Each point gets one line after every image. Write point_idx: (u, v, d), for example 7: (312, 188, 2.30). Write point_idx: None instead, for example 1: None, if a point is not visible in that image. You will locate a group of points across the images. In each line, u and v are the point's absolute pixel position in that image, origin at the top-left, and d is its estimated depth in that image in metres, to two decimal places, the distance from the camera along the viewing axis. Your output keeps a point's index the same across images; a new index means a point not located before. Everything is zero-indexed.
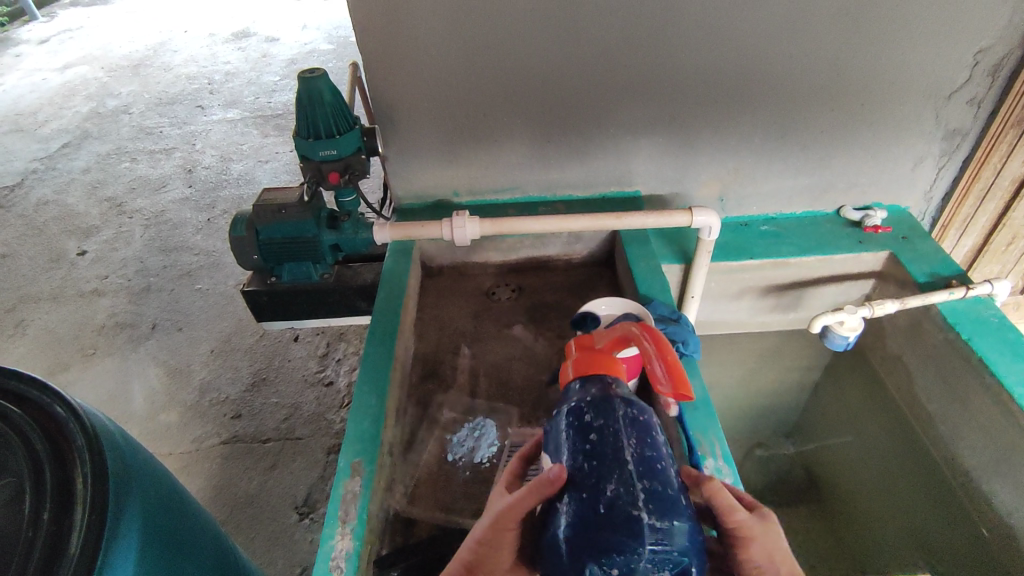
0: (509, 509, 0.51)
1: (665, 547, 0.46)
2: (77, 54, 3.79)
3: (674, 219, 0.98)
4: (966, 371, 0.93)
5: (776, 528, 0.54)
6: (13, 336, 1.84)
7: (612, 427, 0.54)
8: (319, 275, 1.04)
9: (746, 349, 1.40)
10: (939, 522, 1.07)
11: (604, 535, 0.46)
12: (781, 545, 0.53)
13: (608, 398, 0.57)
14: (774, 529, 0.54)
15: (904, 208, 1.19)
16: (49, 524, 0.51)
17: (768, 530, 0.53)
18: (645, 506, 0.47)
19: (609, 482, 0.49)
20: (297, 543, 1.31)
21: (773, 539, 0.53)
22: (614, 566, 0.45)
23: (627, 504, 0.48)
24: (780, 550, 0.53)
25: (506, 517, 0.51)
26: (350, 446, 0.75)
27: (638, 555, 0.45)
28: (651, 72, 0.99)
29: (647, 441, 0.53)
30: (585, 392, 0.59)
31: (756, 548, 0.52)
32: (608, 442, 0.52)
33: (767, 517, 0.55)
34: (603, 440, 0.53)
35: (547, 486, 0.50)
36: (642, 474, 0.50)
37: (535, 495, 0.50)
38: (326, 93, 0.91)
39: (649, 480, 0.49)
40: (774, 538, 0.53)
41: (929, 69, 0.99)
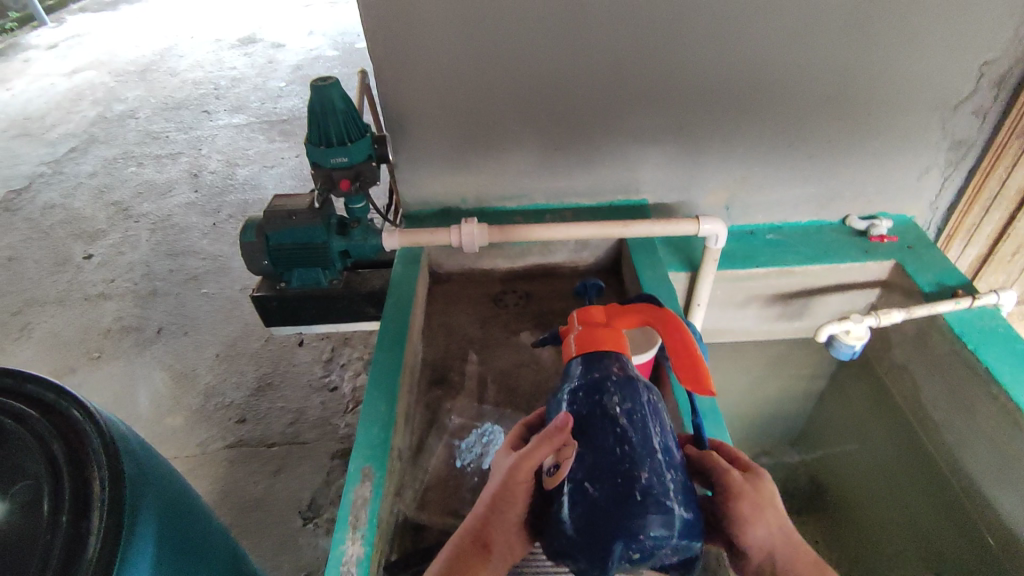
0: (520, 459, 0.53)
1: (685, 533, 0.53)
2: (85, 59, 3.82)
3: (681, 227, 0.99)
4: (973, 381, 0.94)
5: (768, 483, 0.56)
6: (20, 339, 1.85)
7: (639, 413, 0.57)
8: (328, 280, 1.05)
9: (751, 357, 1.40)
10: (945, 531, 1.08)
11: (639, 519, 0.51)
12: (773, 498, 0.55)
13: (632, 379, 0.60)
14: (766, 483, 0.56)
15: (909, 218, 1.20)
16: (68, 527, 0.52)
17: (757, 483, 0.56)
18: (674, 495, 0.53)
19: (643, 470, 0.54)
20: (303, 547, 1.31)
21: (763, 492, 0.55)
22: (641, 545, 0.51)
23: (659, 491, 0.53)
24: (771, 501, 0.55)
25: (519, 469, 0.53)
26: (361, 452, 0.76)
27: (666, 539, 0.51)
28: (659, 81, 1.00)
29: (666, 430, 0.58)
30: (604, 367, 0.61)
31: (747, 502, 0.54)
32: (638, 429, 0.56)
33: (759, 473, 0.57)
34: (634, 426, 0.56)
35: (557, 433, 0.53)
36: (670, 465, 0.55)
37: (548, 445, 0.53)
38: (338, 101, 0.92)
39: (673, 470, 0.55)
40: (764, 491, 0.55)
41: (935, 80, 1.00)
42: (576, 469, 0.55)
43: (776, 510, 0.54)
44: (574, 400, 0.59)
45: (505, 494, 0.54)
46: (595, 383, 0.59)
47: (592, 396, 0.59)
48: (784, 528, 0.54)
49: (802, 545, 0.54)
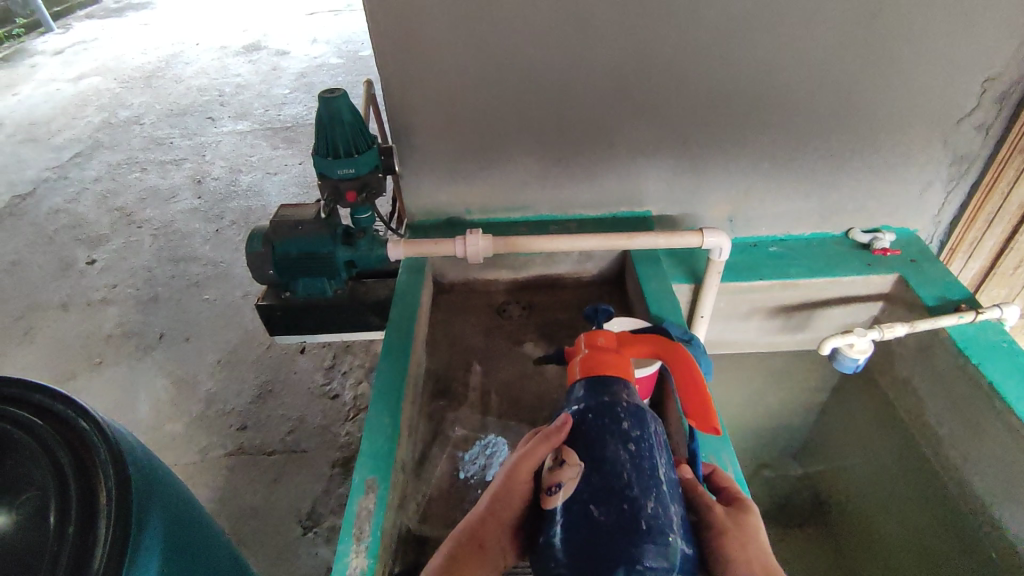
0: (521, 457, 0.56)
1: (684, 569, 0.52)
2: (90, 65, 3.84)
3: (685, 240, 0.99)
4: (977, 396, 0.94)
5: (756, 520, 0.57)
6: (22, 344, 1.85)
7: (647, 441, 0.57)
8: (333, 290, 1.05)
9: (753, 368, 1.40)
10: (949, 546, 1.07)
11: (644, 548, 0.50)
12: (761, 535, 0.56)
13: (641, 408, 0.60)
14: (753, 518, 0.57)
15: (912, 231, 1.20)
16: (75, 537, 0.52)
17: (744, 518, 0.57)
18: (676, 528, 0.53)
19: (648, 499, 0.53)
20: (302, 557, 1.30)
21: (750, 526, 0.56)
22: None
23: (663, 521, 0.52)
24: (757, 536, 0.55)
25: (518, 465, 0.56)
26: (365, 463, 0.76)
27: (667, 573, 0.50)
28: (664, 94, 1.01)
29: (669, 462, 0.58)
30: (613, 393, 0.61)
31: (731, 536, 0.55)
32: (646, 456, 0.56)
33: (746, 509, 0.58)
34: (641, 453, 0.56)
35: (557, 432, 0.57)
36: (672, 497, 0.55)
37: (545, 443, 0.56)
38: (346, 113, 0.92)
39: (675, 503, 0.55)
40: (751, 526, 0.56)
41: (937, 96, 1.01)
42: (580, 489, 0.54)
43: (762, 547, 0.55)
44: (582, 420, 0.59)
45: (503, 490, 0.56)
46: (605, 405, 0.59)
47: (602, 418, 0.58)
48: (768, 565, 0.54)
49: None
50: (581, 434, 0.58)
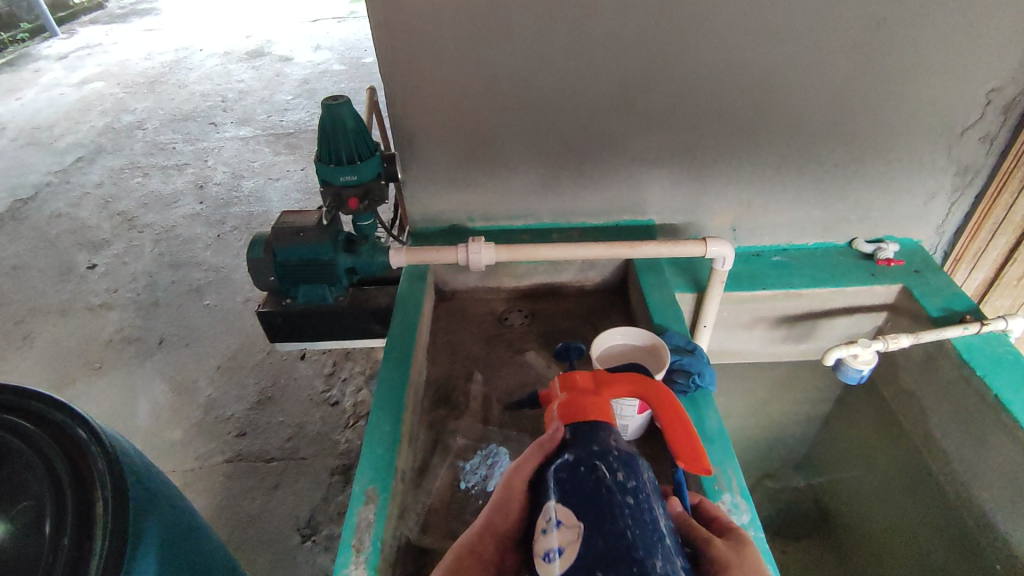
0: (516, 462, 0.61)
1: None
2: (94, 70, 3.86)
3: (688, 249, 0.99)
4: (983, 408, 0.93)
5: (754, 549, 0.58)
6: (21, 348, 1.84)
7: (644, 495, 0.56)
8: (334, 297, 1.05)
9: (756, 378, 1.39)
10: (956, 559, 1.06)
11: None
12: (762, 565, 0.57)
13: (632, 456, 0.59)
14: (751, 548, 0.58)
15: (916, 242, 1.20)
16: (70, 549, 0.51)
17: (744, 549, 0.58)
18: None
19: (655, 558, 0.50)
20: (300, 565, 1.29)
21: (751, 556, 0.57)
22: None
23: None
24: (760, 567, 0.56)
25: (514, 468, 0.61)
26: (365, 473, 0.75)
27: None
28: (667, 104, 1.01)
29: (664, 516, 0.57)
30: (602, 442, 0.60)
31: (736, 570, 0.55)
32: (645, 509, 0.54)
33: (743, 539, 0.59)
34: (640, 505, 0.54)
35: (546, 438, 0.62)
36: (673, 552, 0.53)
37: (536, 448, 0.62)
38: (349, 120, 0.92)
39: (678, 559, 0.53)
40: (751, 556, 0.57)
41: (941, 107, 1.00)
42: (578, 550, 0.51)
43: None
44: (572, 475, 0.57)
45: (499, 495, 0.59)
46: (595, 457, 0.58)
47: (595, 471, 0.56)
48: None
49: None
50: (573, 490, 0.55)
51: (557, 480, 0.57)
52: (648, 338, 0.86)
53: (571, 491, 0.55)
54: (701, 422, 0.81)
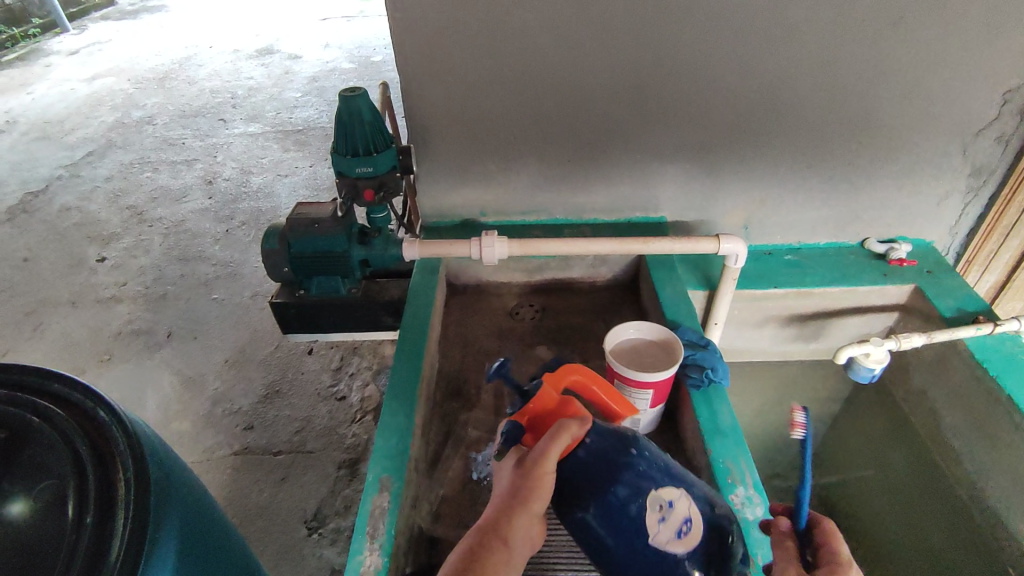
0: (541, 447, 0.56)
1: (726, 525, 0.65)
2: (105, 65, 3.88)
3: (701, 246, 0.98)
4: (994, 407, 0.93)
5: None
6: (31, 339, 1.86)
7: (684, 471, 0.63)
8: (347, 289, 1.05)
9: (765, 378, 1.40)
10: (966, 559, 1.06)
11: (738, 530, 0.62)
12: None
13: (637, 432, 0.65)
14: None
15: (928, 242, 1.20)
16: (92, 528, 0.51)
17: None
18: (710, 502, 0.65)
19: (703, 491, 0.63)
20: (306, 557, 1.29)
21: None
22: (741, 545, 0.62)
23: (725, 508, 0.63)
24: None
25: (542, 454, 0.56)
26: (379, 462, 0.75)
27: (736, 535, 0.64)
28: (683, 101, 1.01)
29: None
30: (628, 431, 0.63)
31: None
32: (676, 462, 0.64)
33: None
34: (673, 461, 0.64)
35: (575, 427, 0.58)
36: None
37: (566, 434, 0.57)
38: (366, 113, 0.93)
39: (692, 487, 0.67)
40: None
41: (957, 107, 1.00)
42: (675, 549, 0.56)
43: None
44: (638, 500, 0.57)
45: (527, 486, 0.55)
46: (642, 467, 0.59)
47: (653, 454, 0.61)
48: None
49: None
50: (643, 513, 0.57)
51: (623, 515, 0.57)
52: (659, 332, 0.86)
53: (643, 516, 0.57)
54: (714, 417, 0.81)
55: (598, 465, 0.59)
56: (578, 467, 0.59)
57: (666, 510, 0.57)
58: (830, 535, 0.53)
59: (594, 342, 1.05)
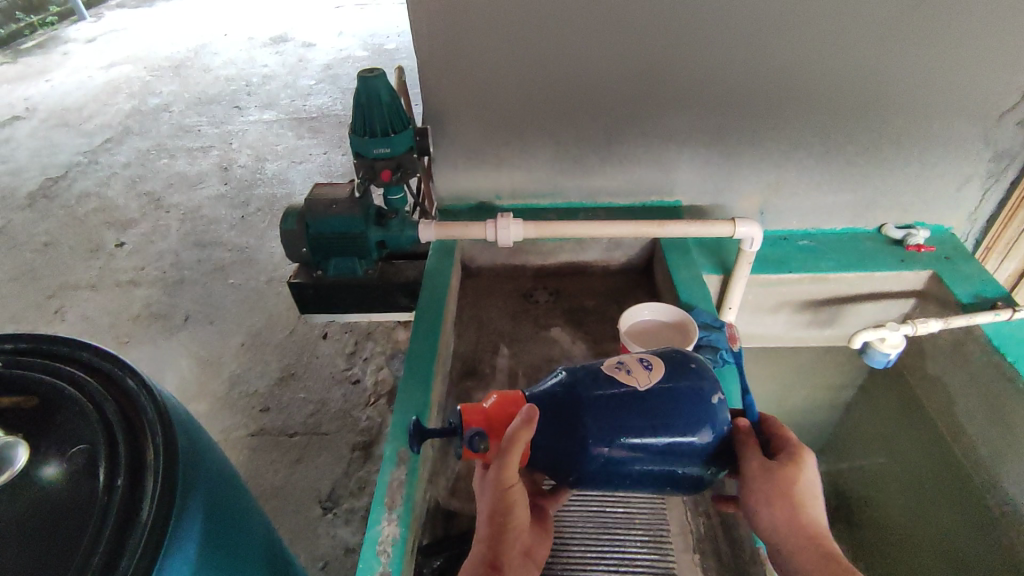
0: (499, 464, 0.53)
1: None
2: (121, 53, 3.91)
3: (717, 229, 0.98)
4: (1010, 392, 0.93)
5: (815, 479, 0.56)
6: (53, 321, 1.90)
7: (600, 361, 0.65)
8: (364, 270, 1.06)
9: (777, 363, 1.40)
10: (978, 546, 1.06)
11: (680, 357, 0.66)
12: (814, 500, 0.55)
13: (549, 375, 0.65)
14: (798, 481, 0.55)
15: (947, 229, 1.18)
16: (123, 491, 0.53)
17: (779, 477, 0.54)
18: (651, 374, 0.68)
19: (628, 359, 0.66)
20: (321, 536, 1.32)
21: (794, 494, 0.54)
22: None
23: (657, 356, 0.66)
24: (807, 501, 0.55)
25: (502, 471, 0.53)
26: (396, 436, 0.77)
27: None
28: (700, 83, 1.00)
29: None
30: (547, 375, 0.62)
31: (772, 502, 0.55)
32: None
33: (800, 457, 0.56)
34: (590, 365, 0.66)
35: (525, 428, 0.52)
36: None
37: (519, 440, 0.52)
38: (384, 94, 0.94)
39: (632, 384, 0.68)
40: (795, 490, 0.55)
41: (980, 89, 0.99)
42: (668, 396, 0.58)
43: (805, 510, 0.54)
44: (608, 385, 0.58)
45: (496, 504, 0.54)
46: (590, 380, 0.59)
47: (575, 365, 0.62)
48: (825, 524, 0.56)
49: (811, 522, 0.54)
50: (628, 401, 0.58)
51: (619, 424, 0.57)
52: (675, 314, 0.87)
53: (629, 405, 0.58)
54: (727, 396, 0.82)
55: (566, 418, 0.57)
56: (553, 434, 0.57)
57: (623, 366, 0.60)
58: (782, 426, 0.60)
59: (608, 325, 1.05)
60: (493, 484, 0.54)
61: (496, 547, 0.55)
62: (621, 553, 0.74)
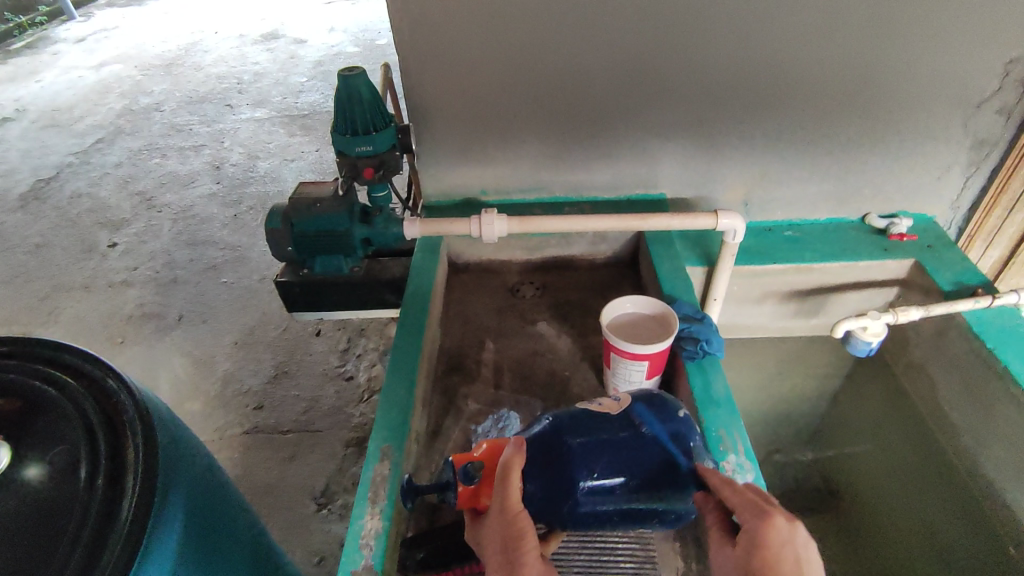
0: (500, 490, 0.58)
1: None
2: (111, 53, 3.89)
3: (699, 221, 0.99)
4: (989, 378, 0.94)
5: (787, 557, 0.51)
6: (46, 323, 1.90)
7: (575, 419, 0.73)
8: (350, 268, 1.06)
9: (765, 354, 1.41)
10: (962, 530, 1.07)
11: None
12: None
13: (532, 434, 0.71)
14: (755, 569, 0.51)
15: (930, 217, 1.19)
16: (104, 490, 0.54)
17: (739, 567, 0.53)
18: None
19: None
20: (315, 532, 1.33)
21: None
22: None
23: None
24: None
25: (507, 496, 0.57)
26: (381, 432, 0.77)
27: None
28: (682, 75, 1.01)
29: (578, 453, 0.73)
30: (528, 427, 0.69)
31: None
32: None
33: (761, 534, 0.52)
34: None
35: (518, 454, 0.60)
36: None
37: (515, 466, 0.59)
38: (364, 91, 0.94)
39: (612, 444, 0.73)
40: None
41: (959, 78, 1.00)
42: (648, 444, 0.62)
43: None
44: (583, 415, 0.65)
45: (509, 531, 0.56)
46: (566, 415, 0.65)
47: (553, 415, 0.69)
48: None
49: None
50: (613, 448, 0.62)
51: (601, 446, 0.62)
52: (656, 306, 0.87)
53: (614, 452, 0.62)
54: (708, 387, 0.83)
55: (552, 446, 0.62)
56: (543, 476, 0.62)
57: (595, 402, 0.67)
58: (737, 496, 0.56)
59: (593, 318, 1.06)
60: (501, 513, 0.57)
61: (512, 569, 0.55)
62: (603, 542, 0.73)
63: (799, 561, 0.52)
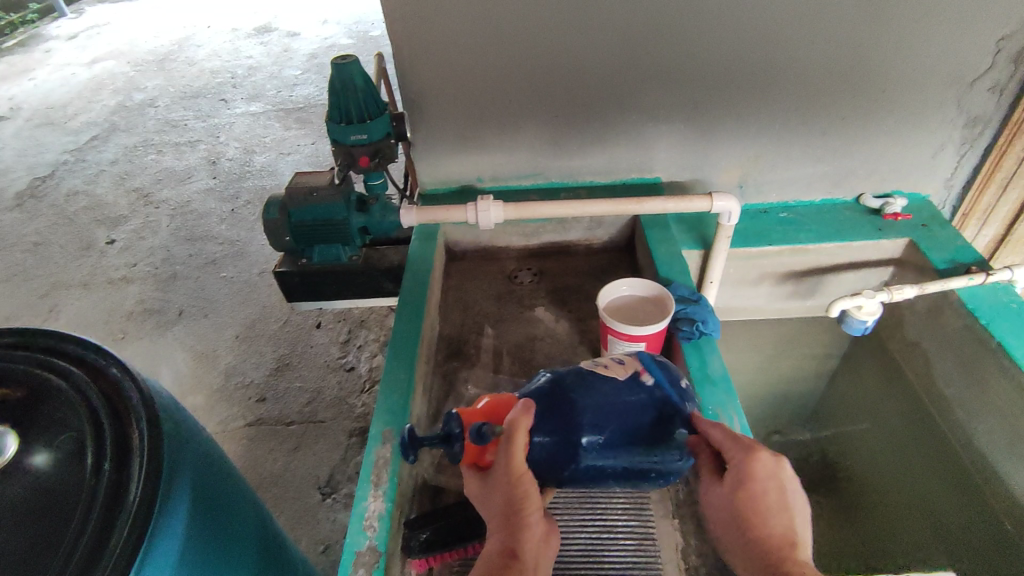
0: (505, 454, 0.58)
1: None
2: (104, 49, 3.87)
3: (694, 204, 0.99)
4: (983, 353, 0.95)
5: (772, 491, 0.59)
6: (47, 321, 1.91)
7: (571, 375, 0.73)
8: (348, 256, 1.07)
9: (762, 336, 1.42)
10: (958, 504, 1.09)
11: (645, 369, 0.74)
12: (767, 517, 0.58)
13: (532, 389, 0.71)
14: (747, 502, 0.59)
15: (924, 197, 1.20)
16: (111, 472, 0.55)
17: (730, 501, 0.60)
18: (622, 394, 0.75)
19: None
20: (321, 521, 1.35)
21: (751, 516, 0.59)
22: None
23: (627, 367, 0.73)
24: (762, 518, 0.58)
25: (510, 461, 0.57)
26: (382, 417, 0.78)
27: None
28: (675, 58, 1.01)
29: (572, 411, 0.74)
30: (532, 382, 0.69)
31: (734, 525, 0.60)
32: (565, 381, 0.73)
33: (751, 472, 0.59)
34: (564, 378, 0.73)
35: (525, 415, 0.58)
36: None
37: (520, 432, 0.58)
38: (358, 79, 0.94)
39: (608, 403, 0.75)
40: (750, 513, 0.59)
41: (953, 57, 1.00)
42: (648, 410, 0.63)
43: (770, 523, 0.58)
44: (591, 377, 0.65)
45: (512, 497, 0.57)
46: (573, 376, 0.65)
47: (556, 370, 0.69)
48: (785, 535, 0.58)
49: (775, 537, 0.58)
50: (620, 411, 0.63)
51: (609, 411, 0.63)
52: (654, 289, 0.88)
53: (622, 416, 0.63)
54: (705, 366, 0.84)
55: (559, 407, 0.63)
56: (552, 431, 0.62)
57: (601, 363, 0.67)
58: (722, 438, 0.61)
59: (591, 302, 1.07)
60: (505, 477, 0.58)
61: (514, 535, 0.56)
62: (603, 520, 0.74)
63: (782, 490, 0.59)
